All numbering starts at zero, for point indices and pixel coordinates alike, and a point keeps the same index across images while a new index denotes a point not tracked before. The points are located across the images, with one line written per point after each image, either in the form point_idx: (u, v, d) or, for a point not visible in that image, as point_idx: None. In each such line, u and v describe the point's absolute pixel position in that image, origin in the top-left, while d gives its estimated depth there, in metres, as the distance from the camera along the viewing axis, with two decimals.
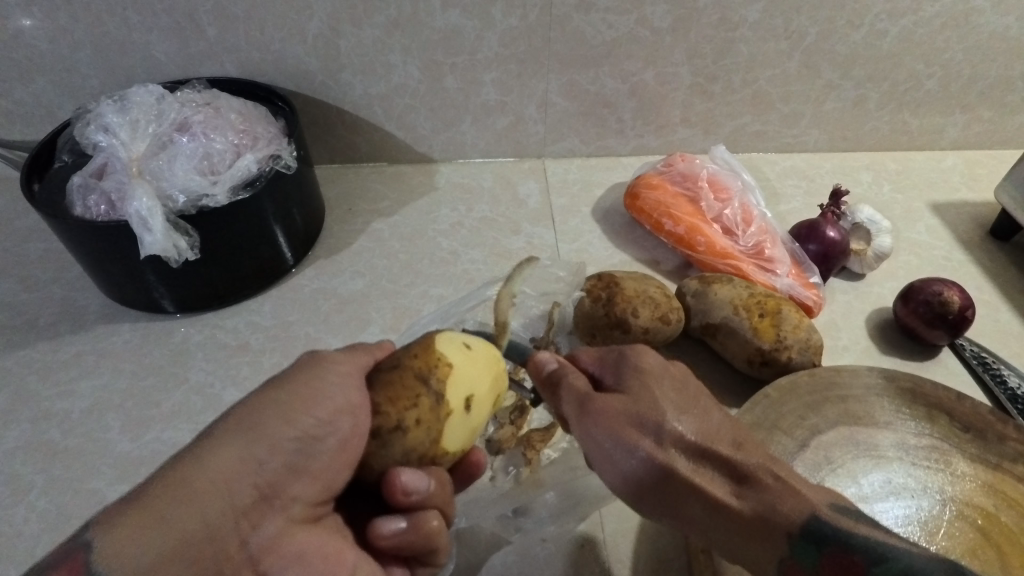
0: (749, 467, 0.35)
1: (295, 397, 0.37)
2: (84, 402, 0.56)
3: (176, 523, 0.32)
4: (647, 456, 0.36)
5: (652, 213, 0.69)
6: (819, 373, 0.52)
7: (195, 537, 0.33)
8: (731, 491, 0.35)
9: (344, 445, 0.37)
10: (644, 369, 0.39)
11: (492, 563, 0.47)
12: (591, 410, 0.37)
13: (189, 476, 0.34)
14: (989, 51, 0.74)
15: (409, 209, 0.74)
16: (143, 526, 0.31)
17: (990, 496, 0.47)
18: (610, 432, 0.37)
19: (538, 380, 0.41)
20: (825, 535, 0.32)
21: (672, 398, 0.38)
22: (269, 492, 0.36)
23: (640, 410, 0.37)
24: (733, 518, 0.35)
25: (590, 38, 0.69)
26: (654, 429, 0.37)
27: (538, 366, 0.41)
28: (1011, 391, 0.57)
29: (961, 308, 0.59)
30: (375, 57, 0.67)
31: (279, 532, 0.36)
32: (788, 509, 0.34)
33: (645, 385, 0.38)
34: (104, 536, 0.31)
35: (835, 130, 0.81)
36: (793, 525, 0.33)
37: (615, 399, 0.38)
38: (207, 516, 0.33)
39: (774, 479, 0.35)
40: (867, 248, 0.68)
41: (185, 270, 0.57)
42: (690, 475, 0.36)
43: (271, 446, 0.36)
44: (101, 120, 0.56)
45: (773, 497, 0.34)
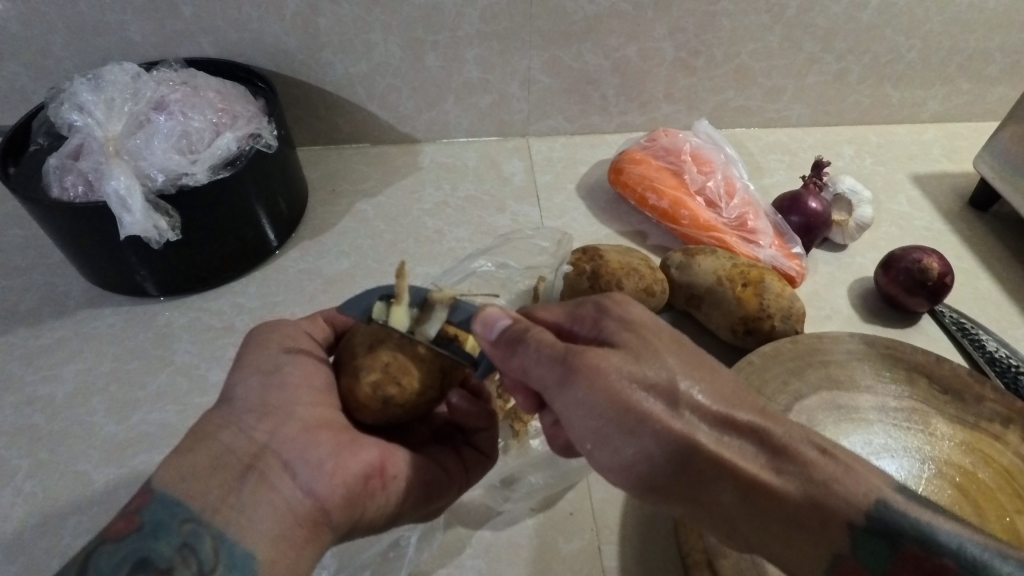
0: (788, 440, 0.33)
1: (263, 338, 0.41)
2: (69, 387, 0.56)
3: (201, 446, 0.36)
4: (661, 428, 0.32)
5: (636, 187, 0.70)
6: (800, 341, 0.53)
7: (217, 454, 0.36)
8: (767, 465, 0.32)
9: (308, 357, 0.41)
10: (632, 322, 0.36)
11: (482, 532, 0.47)
12: (584, 375, 0.32)
13: (201, 424, 0.37)
14: (968, 23, 0.75)
15: (393, 189, 0.74)
16: (181, 455, 0.36)
17: (968, 455, 0.48)
18: (613, 401, 0.32)
19: (490, 345, 0.35)
20: (899, 525, 0.31)
21: (674, 353, 0.35)
22: (266, 406, 0.38)
23: (646, 370, 0.33)
24: (775, 496, 0.32)
25: (572, 13, 0.68)
26: (664, 394, 0.33)
27: (487, 329, 0.35)
28: (990, 353, 0.58)
29: (940, 275, 0.60)
30: (356, 35, 0.67)
31: (292, 434, 0.37)
32: (847, 492, 0.32)
33: (638, 342, 0.35)
34: (159, 472, 0.35)
35: (817, 104, 0.82)
36: (856, 513, 0.31)
37: (609, 357, 0.33)
38: (222, 439, 0.36)
39: (821, 455, 0.33)
40: (849, 219, 0.69)
41: (167, 253, 0.57)
42: (717, 450, 0.32)
43: (252, 383, 0.39)
44: (76, 99, 0.55)
45: (822, 473, 0.32)
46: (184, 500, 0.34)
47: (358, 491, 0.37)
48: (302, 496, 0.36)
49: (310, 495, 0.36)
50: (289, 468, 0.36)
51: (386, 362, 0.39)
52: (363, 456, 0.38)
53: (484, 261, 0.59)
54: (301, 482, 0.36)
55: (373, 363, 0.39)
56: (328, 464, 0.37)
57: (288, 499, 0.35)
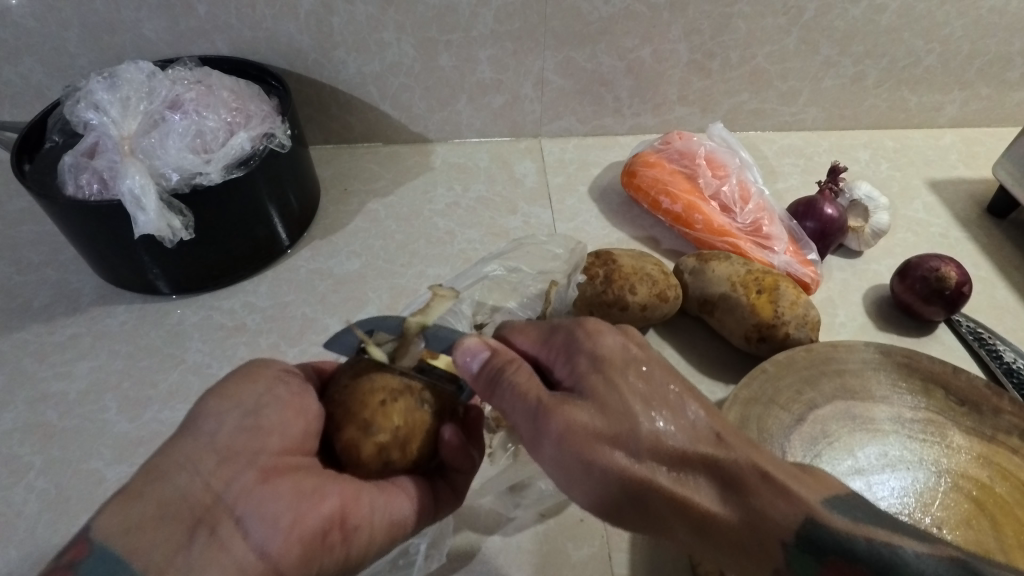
0: (736, 472, 0.33)
1: (246, 374, 0.40)
2: (81, 384, 0.56)
3: (152, 494, 0.34)
4: (631, 480, 0.34)
5: (649, 191, 0.69)
6: (815, 349, 0.52)
7: (166, 501, 0.34)
8: (716, 499, 0.33)
9: (291, 401, 0.39)
10: (603, 357, 0.36)
11: (491, 537, 0.47)
12: (550, 429, 0.34)
13: (159, 460, 0.36)
14: (988, 27, 0.73)
15: (405, 189, 0.73)
16: (124, 504, 0.34)
17: (984, 468, 0.47)
18: (579, 454, 0.34)
19: (473, 380, 0.37)
20: (825, 545, 0.30)
21: (640, 393, 0.35)
22: (226, 453, 0.36)
23: (611, 422, 0.34)
24: (719, 526, 0.33)
25: (587, 14, 0.68)
26: (625, 441, 0.34)
27: (467, 360, 0.37)
28: (1007, 364, 0.57)
29: (957, 284, 0.59)
30: (369, 35, 0.66)
31: (252, 484, 0.35)
32: (776, 512, 0.32)
33: (608, 387, 0.35)
34: (97, 518, 0.33)
35: (833, 108, 0.81)
36: (786, 532, 0.32)
37: (578, 409, 0.35)
38: (176, 484, 0.35)
39: (761, 479, 0.33)
40: (865, 225, 0.68)
41: (180, 251, 0.57)
42: (675, 489, 0.34)
43: (226, 418, 0.37)
44: (92, 97, 0.55)
45: (762, 500, 0.33)
46: (125, 557, 0.32)
47: (316, 547, 0.35)
48: (256, 558, 0.33)
49: (264, 556, 0.34)
50: (242, 524, 0.34)
51: (397, 424, 0.38)
52: (324, 508, 0.35)
53: (494, 266, 0.57)
54: (252, 539, 0.34)
55: (384, 422, 0.37)
56: (283, 518, 0.34)
57: (238, 559, 0.33)
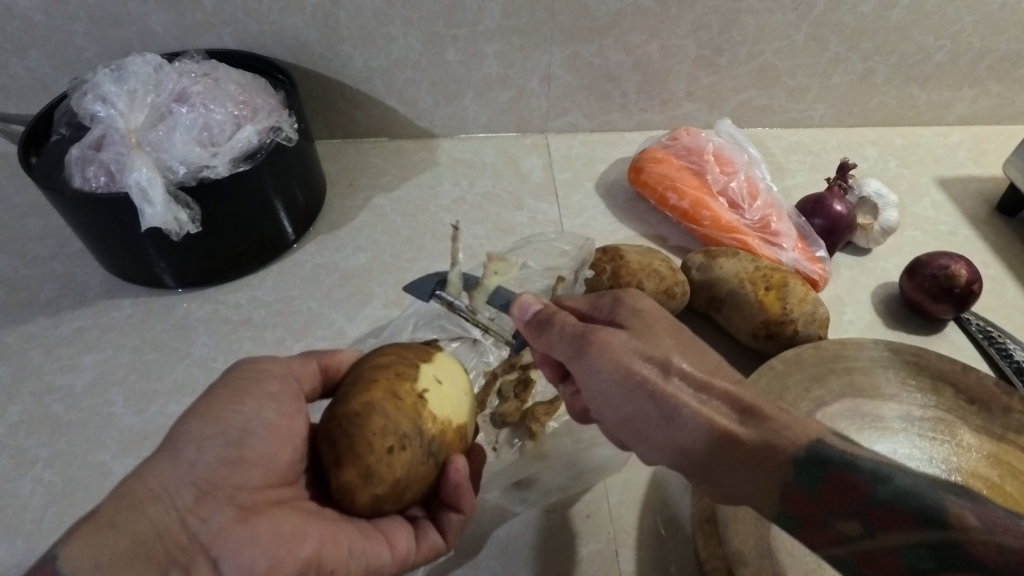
0: (752, 400, 0.35)
1: (231, 388, 0.39)
2: (87, 377, 0.56)
3: (123, 526, 0.33)
4: (658, 395, 0.36)
5: (656, 187, 0.69)
6: (824, 346, 0.52)
7: (143, 536, 0.33)
8: (736, 420, 0.35)
9: (276, 428, 0.39)
10: (641, 311, 0.40)
11: (496, 533, 0.47)
12: (593, 346, 0.37)
13: (134, 487, 0.34)
14: (999, 24, 0.73)
15: (410, 184, 0.73)
16: (94, 533, 0.32)
17: (995, 466, 0.47)
18: (614, 365, 0.37)
19: (524, 326, 0.41)
20: (830, 460, 0.31)
21: (676, 342, 0.39)
22: (202, 488, 0.36)
23: (644, 344, 0.38)
24: (737, 445, 0.34)
25: (594, 9, 0.67)
26: (658, 363, 0.37)
27: (523, 311, 0.41)
28: (1017, 363, 0.57)
29: (967, 282, 0.58)
30: (376, 29, 0.66)
31: (227, 523, 0.35)
32: (791, 434, 0.33)
33: (643, 328, 0.39)
34: (62, 547, 0.32)
35: (841, 105, 0.80)
36: (797, 448, 0.32)
37: (615, 337, 0.38)
38: (153, 517, 0.34)
39: (780, 411, 0.34)
40: (873, 223, 0.68)
41: (186, 244, 0.57)
42: (700, 410, 0.35)
43: (207, 443, 0.36)
44: (99, 90, 0.55)
45: (779, 421, 0.34)
46: None
47: None
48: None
49: None
50: (216, 564, 0.34)
51: (397, 478, 0.37)
52: (301, 553, 0.35)
53: None
54: None
55: (387, 475, 0.37)
56: (257, 564, 0.34)
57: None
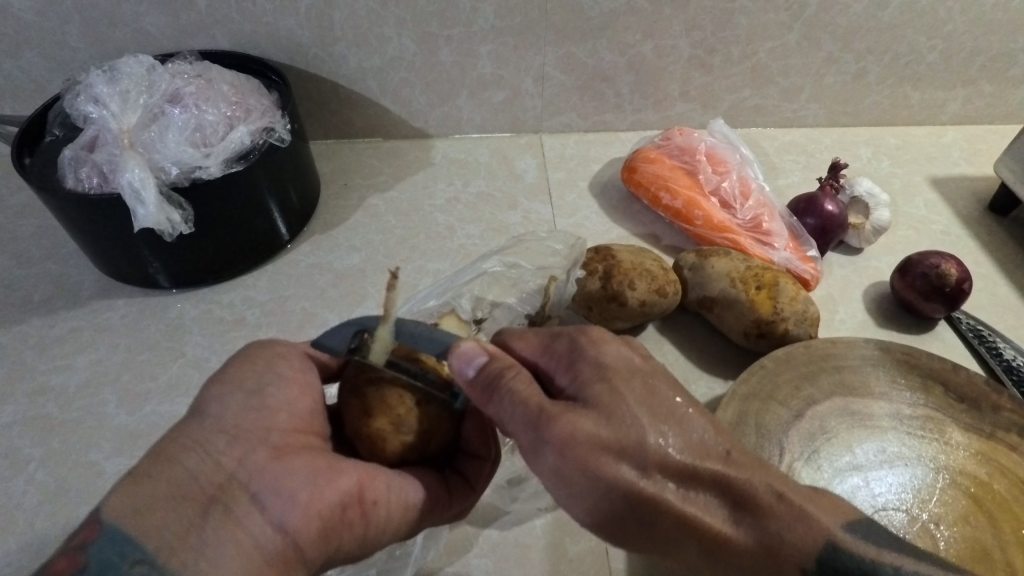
0: (748, 491, 0.33)
1: (254, 351, 0.40)
2: (81, 377, 0.56)
3: (160, 475, 0.34)
4: (633, 491, 0.32)
5: (649, 187, 0.69)
6: (814, 345, 0.52)
7: (178, 481, 0.34)
8: (729, 522, 0.33)
9: (299, 380, 0.39)
10: (606, 369, 0.35)
11: (488, 531, 0.47)
12: (552, 436, 0.32)
13: (166, 442, 0.35)
14: (991, 24, 0.73)
15: (405, 184, 0.73)
16: (134, 484, 0.34)
17: (983, 464, 0.47)
18: (580, 464, 0.32)
19: (468, 385, 0.35)
20: (844, 565, 0.33)
21: (648, 406, 0.34)
22: (235, 433, 0.36)
23: (615, 432, 0.33)
24: (730, 547, 0.33)
25: (588, 9, 0.68)
26: (633, 454, 0.33)
27: (465, 365, 0.35)
28: (1007, 362, 0.57)
29: (958, 281, 0.59)
30: (370, 29, 0.66)
31: (262, 461, 0.35)
32: (796, 536, 0.33)
33: (611, 398, 0.34)
34: (106, 497, 0.33)
35: (835, 105, 0.81)
36: (808, 558, 0.33)
37: (582, 422, 0.33)
38: (187, 464, 0.34)
39: (775, 501, 0.33)
40: (865, 222, 0.68)
41: (180, 245, 0.57)
42: (683, 508, 0.33)
43: (233, 397, 0.37)
44: (92, 90, 0.55)
45: (777, 523, 0.33)
46: (138, 536, 0.32)
47: (335, 522, 0.35)
48: (274, 534, 0.33)
49: (282, 531, 0.33)
50: (257, 500, 0.34)
51: (425, 428, 0.38)
52: (341, 486, 0.35)
53: (494, 261, 0.58)
54: (269, 517, 0.34)
55: (416, 423, 0.38)
56: (302, 495, 0.34)
57: (255, 536, 0.33)
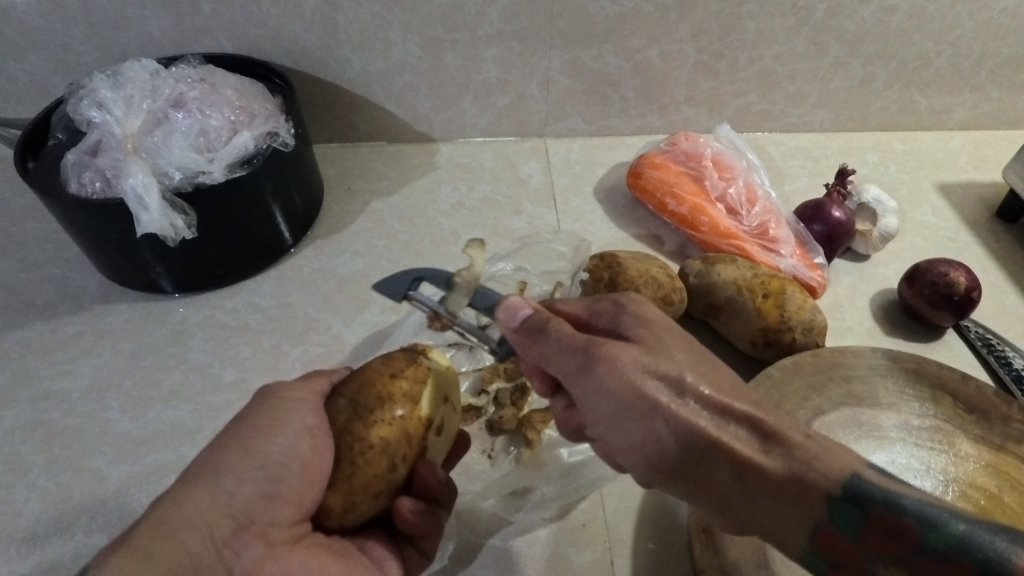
0: (774, 424, 0.33)
1: (259, 420, 0.39)
2: (84, 382, 0.56)
3: (160, 559, 0.32)
4: (671, 415, 0.34)
5: (655, 192, 0.69)
6: (822, 355, 0.51)
7: (182, 570, 0.33)
8: (760, 448, 0.32)
9: (309, 464, 0.38)
10: (645, 321, 0.38)
11: (492, 542, 0.47)
12: (599, 364, 0.35)
13: (163, 516, 0.34)
14: (1000, 28, 0.73)
15: (409, 189, 0.73)
16: (132, 565, 0.31)
17: (993, 476, 0.46)
18: (623, 383, 0.34)
19: (513, 331, 0.39)
20: (870, 496, 0.30)
21: (686, 352, 0.37)
22: (244, 521, 0.36)
23: (655, 359, 0.35)
24: (760, 475, 0.32)
25: (594, 14, 0.67)
26: (672, 385, 0.34)
27: (511, 316, 0.39)
28: (1016, 371, 0.56)
29: (967, 289, 0.58)
30: (375, 33, 0.66)
31: (262, 556, 0.36)
32: (821, 470, 0.31)
33: (649, 338, 0.37)
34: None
35: (842, 110, 0.80)
36: (832, 484, 0.31)
37: (623, 352, 0.35)
38: (190, 549, 0.34)
39: (806, 438, 0.33)
40: (873, 229, 0.67)
41: (183, 250, 0.57)
42: (717, 434, 0.33)
43: (242, 475, 0.36)
44: (95, 95, 0.55)
45: (806, 454, 0.32)
46: None
47: None
48: None
49: None
50: None
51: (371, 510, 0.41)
52: None
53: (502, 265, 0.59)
54: None
55: (365, 508, 0.40)
56: None
57: None
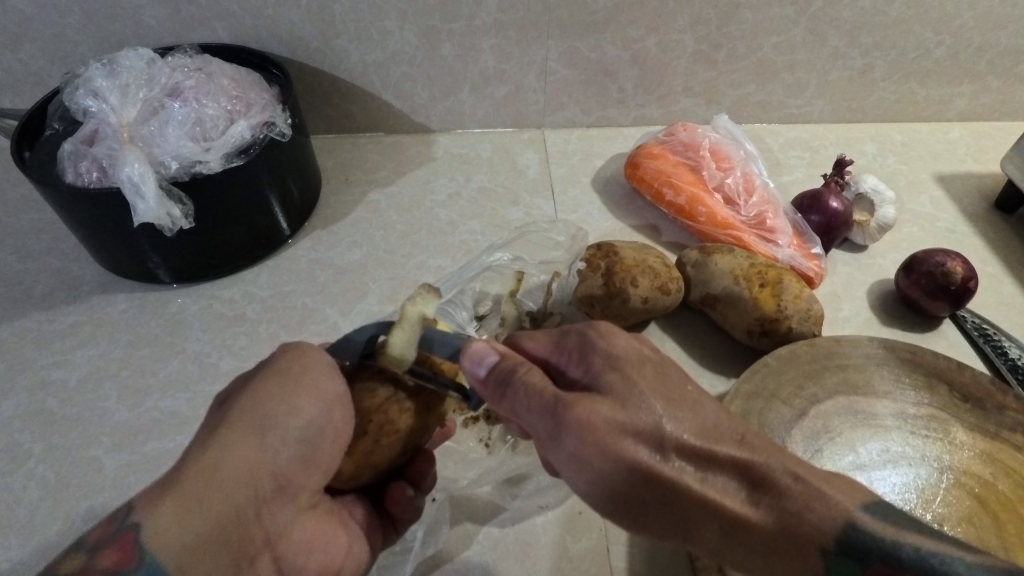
0: (764, 470, 0.33)
1: (298, 383, 0.37)
2: (81, 371, 0.56)
3: (207, 508, 0.34)
4: (648, 473, 0.33)
5: (652, 182, 0.68)
6: (818, 344, 0.51)
7: (223, 521, 0.35)
8: (745, 498, 0.32)
9: (341, 433, 0.37)
10: (616, 361, 0.35)
11: (488, 529, 0.47)
12: (570, 423, 0.33)
13: (212, 468, 0.35)
14: (999, 18, 0.72)
15: (406, 179, 0.73)
16: (180, 511, 0.34)
17: (988, 464, 0.47)
18: (601, 448, 0.33)
19: (479, 382, 0.35)
20: (867, 547, 0.31)
21: (660, 393, 0.34)
22: (281, 482, 0.36)
23: (631, 416, 0.33)
24: (750, 529, 0.32)
25: (591, 4, 0.67)
26: (651, 440, 0.33)
27: (474, 365, 0.35)
28: (1011, 361, 0.56)
29: (963, 279, 0.58)
30: (372, 23, 0.66)
31: (291, 518, 0.37)
32: (816, 518, 0.32)
33: (625, 386, 0.34)
34: (149, 520, 0.34)
35: (840, 101, 0.80)
36: (827, 538, 0.31)
37: (596, 407, 0.33)
38: (234, 504, 0.35)
39: (795, 480, 0.33)
40: (871, 219, 0.67)
41: (179, 240, 0.57)
42: (702, 490, 0.33)
43: (280, 437, 0.36)
44: (91, 84, 0.54)
45: (795, 503, 0.32)
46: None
47: None
48: None
49: None
50: (278, 562, 0.38)
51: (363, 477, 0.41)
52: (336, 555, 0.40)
53: (499, 254, 0.59)
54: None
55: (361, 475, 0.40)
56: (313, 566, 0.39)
57: None
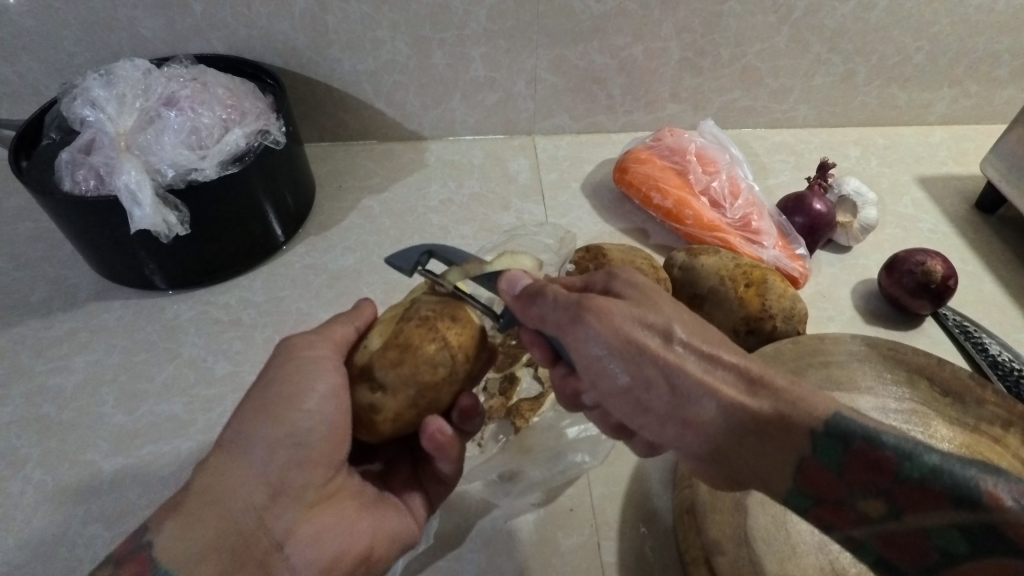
0: (758, 370, 0.36)
1: (282, 392, 0.40)
2: (78, 377, 0.57)
3: (206, 520, 0.37)
4: (660, 363, 0.36)
5: (640, 186, 0.70)
6: (802, 342, 0.53)
7: (224, 530, 0.37)
8: (745, 391, 0.35)
9: (338, 427, 0.40)
10: (637, 282, 0.40)
11: (480, 526, 0.48)
12: (592, 313, 0.37)
13: (210, 484, 0.38)
14: (976, 25, 0.74)
15: (399, 185, 0.74)
16: (183, 526, 0.36)
17: (967, 457, 0.48)
18: (617, 335, 0.36)
19: (514, 299, 0.41)
20: (851, 431, 0.32)
21: (673, 309, 0.39)
22: (274, 485, 0.39)
23: (645, 313, 0.38)
24: (750, 415, 0.35)
25: (579, 13, 0.68)
26: (661, 333, 0.37)
27: (511, 285, 0.41)
28: (992, 357, 0.58)
29: (944, 277, 0.60)
30: (364, 33, 0.67)
31: (296, 519, 0.39)
32: (808, 407, 0.34)
33: (641, 296, 0.39)
34: (155, 535, 0.36)
35: (823, 105, 0.82)
36: (816, 421, 0.33)
37: (613, 304, 0.37)
38: (230, 512, 0.37)
39: (790, 383, 0.35)
40: (853, 221, 0.69)
41: (175, 246, 0.58)
42: (702, 378, 0.36)
43: (268, 444, 0.39)
44: (88, 94, 0.56)
45: (789, 393, 0.35)
46: None
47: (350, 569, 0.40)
48: None
49: None
50: (289, 559, 0.39)
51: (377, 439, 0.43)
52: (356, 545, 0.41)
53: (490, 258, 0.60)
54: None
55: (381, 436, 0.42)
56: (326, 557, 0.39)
57: None
